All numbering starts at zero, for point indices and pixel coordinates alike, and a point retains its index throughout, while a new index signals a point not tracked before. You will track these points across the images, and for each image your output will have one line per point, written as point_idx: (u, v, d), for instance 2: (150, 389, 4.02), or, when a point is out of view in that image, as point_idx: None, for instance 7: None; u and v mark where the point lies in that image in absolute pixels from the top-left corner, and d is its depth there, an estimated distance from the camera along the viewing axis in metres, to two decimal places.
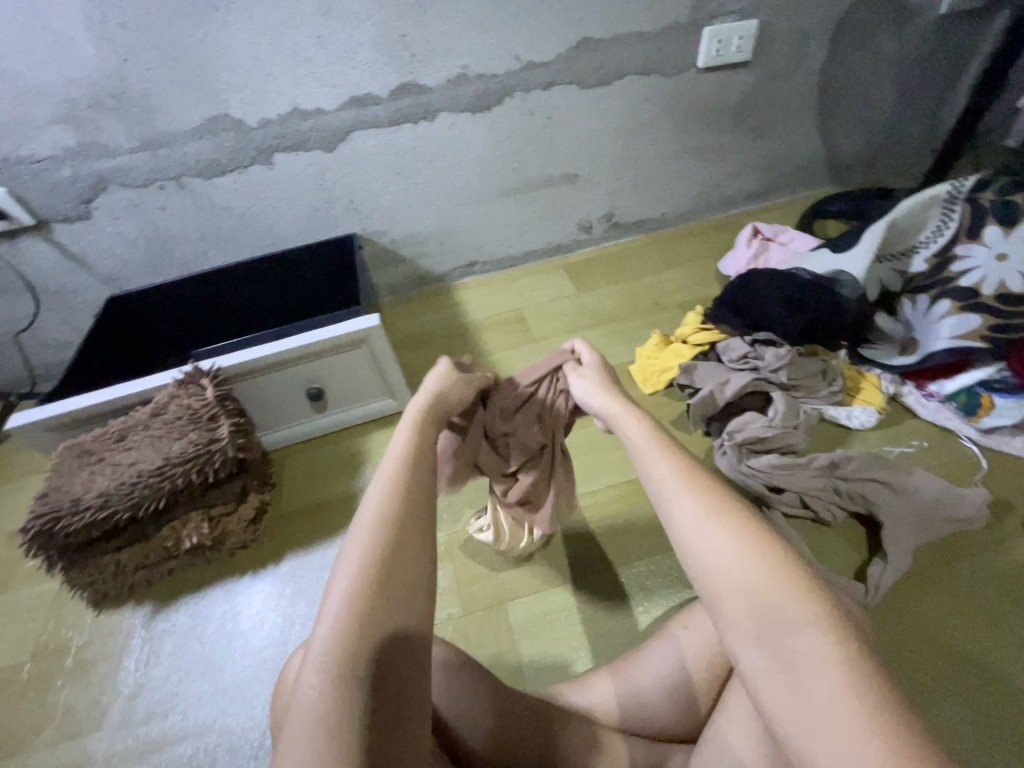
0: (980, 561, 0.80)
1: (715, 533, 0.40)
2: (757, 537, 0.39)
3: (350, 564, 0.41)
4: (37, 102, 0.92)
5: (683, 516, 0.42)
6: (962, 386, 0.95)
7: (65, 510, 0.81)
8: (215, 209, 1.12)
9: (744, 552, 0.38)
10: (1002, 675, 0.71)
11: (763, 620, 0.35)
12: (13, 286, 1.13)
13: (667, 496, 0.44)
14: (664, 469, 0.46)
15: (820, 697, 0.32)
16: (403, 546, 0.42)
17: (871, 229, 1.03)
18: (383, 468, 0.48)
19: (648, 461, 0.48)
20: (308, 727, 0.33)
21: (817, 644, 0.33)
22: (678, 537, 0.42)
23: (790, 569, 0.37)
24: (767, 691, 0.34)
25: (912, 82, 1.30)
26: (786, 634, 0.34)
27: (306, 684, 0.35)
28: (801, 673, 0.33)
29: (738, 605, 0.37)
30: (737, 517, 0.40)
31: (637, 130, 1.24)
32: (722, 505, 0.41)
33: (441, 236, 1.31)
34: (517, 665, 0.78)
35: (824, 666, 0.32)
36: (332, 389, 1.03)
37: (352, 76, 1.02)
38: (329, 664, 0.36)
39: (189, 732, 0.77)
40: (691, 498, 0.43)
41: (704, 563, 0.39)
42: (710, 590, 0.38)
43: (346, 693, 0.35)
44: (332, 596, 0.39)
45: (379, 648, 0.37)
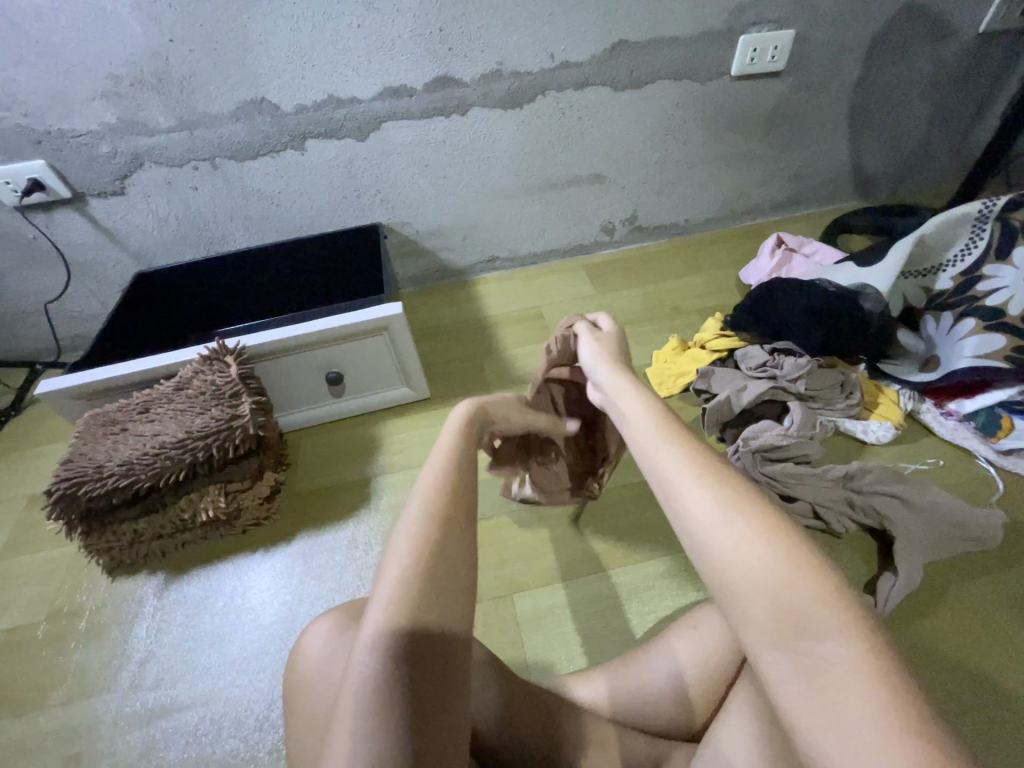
0: (993, 582, 0.80)
1: (735, 529, 0.38)
2: (781, 534, 0.37)
3: (397, 553, 0.42)
4: (82, 77, 0.94)
5: (700, 509, 0.40)
6: (982, 406, 0.94)
7: (89, 476, 0.84)
8: (246, 191, 1.14)
9: (766, 551, 0.36)
10: (1012, 697, 0.70)
11: (786, 621, 0.34)
12: (46, 257, 1.15)
13: (681, 487, 0.42)
14: (679, 456, 0.44)
15: (846, 703, 0.31)
16: (448, 538, 0.43)
17: (898, 245, 1.04)
18: (430, 465, 0.50)
19: (661, 449, 0.46)
20: (362, 704, 0.36)
21: (845, 652, 0.32)
22: (694, 531, 0.40)
23: (814, 571, 0.35)
24: (788, 693, 0.33)
25: (946, 100, 1.30)
26: (810, 640, 0.33)
27: (360, 662, 0.38)
28: (826, 682, 0.32)
29: (760, 607, 0.35)
30: (759, 514, 0.39)
31: (666, 135, 1.25)
32: (743, 496, 0.40)
33: (465, 231, 1.33)
34: (522, 656, 0.79)
35: (852, 675, 0.31)
36: (351, 375, 1.05)
37: (388, 66, 1.04)
38: (380, 644, 0.38)
39: (195, 701, 0.78)
40: (709, 491, 0.41)
41: (723, 560, 0.38)
42: (729, 589, 0.37)
43: (395, 675, 0.37)
44: (381, 583, 0.41)
45: (424, 636, 0.39)
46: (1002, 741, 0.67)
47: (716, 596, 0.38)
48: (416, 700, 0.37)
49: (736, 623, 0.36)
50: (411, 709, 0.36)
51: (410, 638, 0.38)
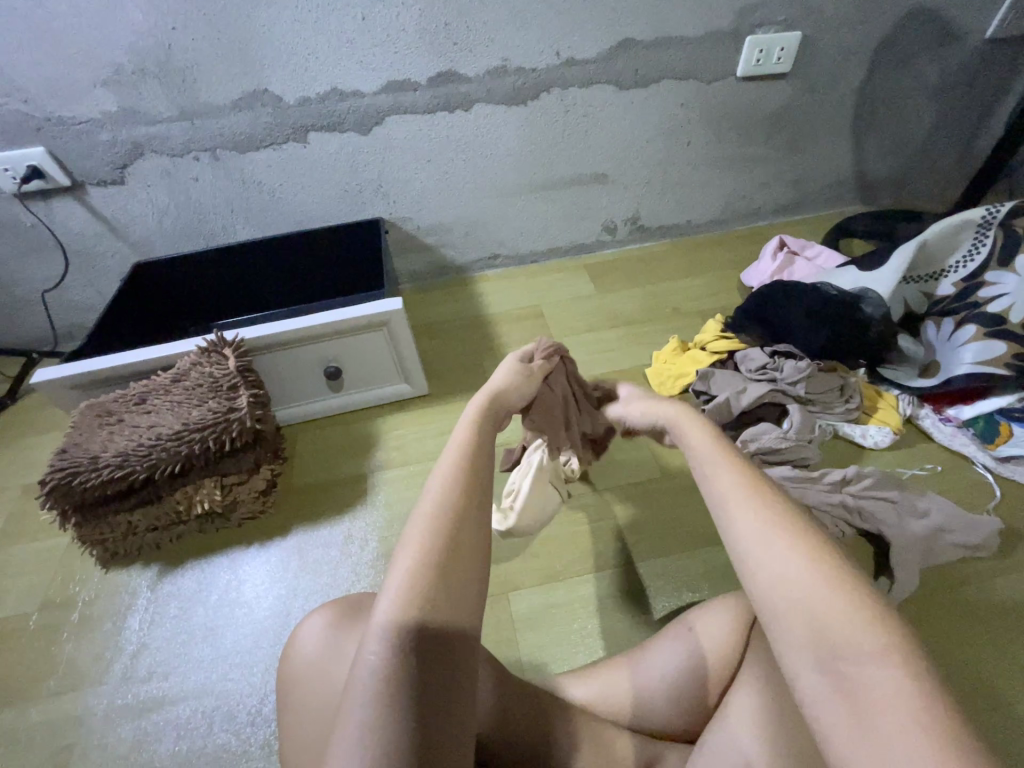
0: (988, 589, 0.80)
1: (781, 553, 0.40)
2: (828, 561, 0.39)
3: (411, 544, 0.42)
4: (84, 65, 0.93)
5: (746, 531, 0.42)
6: (980, 413, 0.95)
7: (84, 466, 0.83)
8: (247, 183, 1.14)
9: (813, 577, 0.38)
10: (1006, 703, 0.71)
11: (828, 646, 0.36)
12: (44, 245, 1.15)
13: (730, 509, 0.44)
14: (728, 480, 0.46)
15: (888, 725, 0.32)
16: (460, 531, 0.43)
17: (901, 249, 1.03)
18: (447, 454, 0.49)
19: (707, 471, 0.48)
20: (371, 692, 0.36)
21: (887, 677, 0.33)
22: (740, 551, 0.42)
23: (858, 598, 0.37)
24: (827, 715, 0.35)
25: (950, 106, 1.30)
26: (850, 663, 0.35)
27: (369, 652, 0.38)
28: (866, 704, 0.33)
29: (803, 631, 0.37)
30: (805, 540, 0.40)
31: (669, 135, 1.24)
32: (791, 523, 0.42)
33: (466, 227, 1.32)
34: (516, 654, 0.79)
35: (890, 699, 0.33)
36: (350, 369, 1.04)
37: (392, 60, 1.03)
38: (390, 634, 0.38)
39: (188, 694, 0.78)
40: (758, 514, 0.43)
41: (770, 583, 0.39)
42: (775, 610, 0.39)
43: (404, 668, 0.37)
44: (393, 575, 0.41)
45: (429, 630, 0.39)
46: (995, 746, 0.67)
47: (761, 619, 0.40)
48: (423, 696, 0.36)
49: (778, 643, 0.38)
50: (416, 705, 0.36)
51: (418, 632, 0.38)
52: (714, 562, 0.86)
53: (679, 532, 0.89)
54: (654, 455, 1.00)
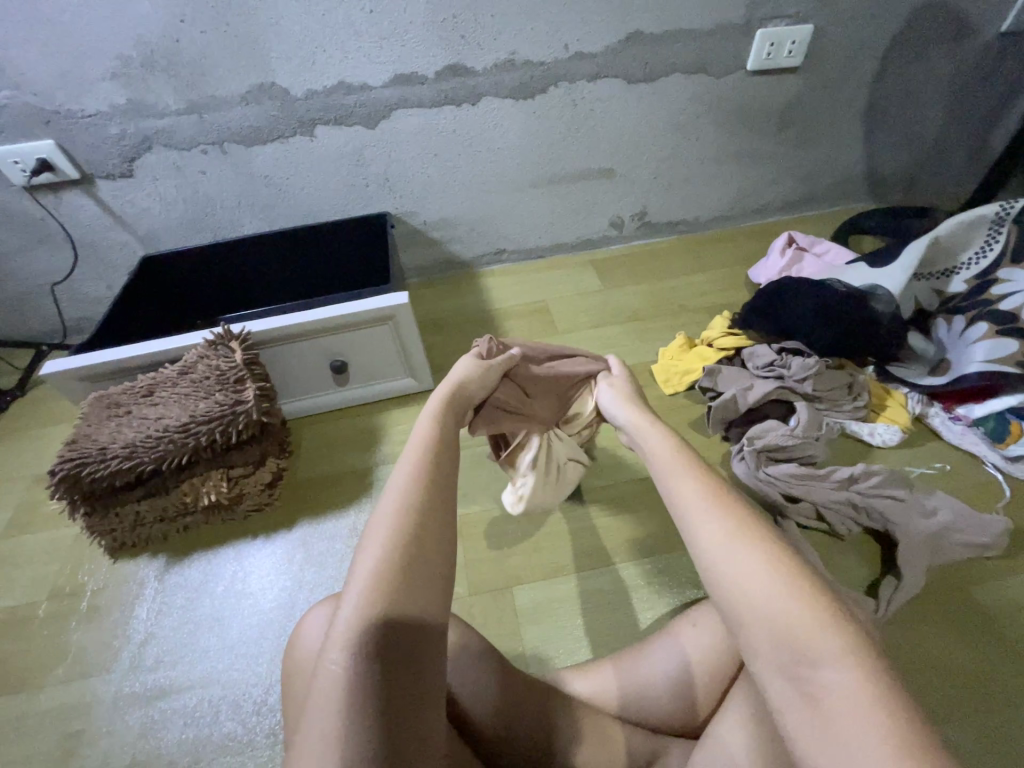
0: (995, 589, 0.79)
1: (737, 557, 0.40)
2: (783, 563, 0.39)
3: (373, 549, 0.41)
4: (93, 57, 0.93)
5: (706, 538, 0.43)
6: (991, 411, 0.93)
7: (93, 457, 0.84)
8: (254, 177, 1.14)
9: (765, 579, 0.39)
10: (1013, 703, 0.70)
11: (788, 647, 0.36)
12: (54, 237, 1.15)
13: (690, 517, 0.45)
14: (687, 485, 0.47)
15: (849, 727, 0.32)
16: (422, 533, 0.43)
17: (912, 245, 1.02)
18: (405, 457, 0.49)
19: (671, 479, 0.49)
20: (332, 701, 0.36)
21: (841, 678, 0.34)
22: (701, 557, 0.43)
23: (811, 599, 0.37)
24: (794, 718, 0.35)
25: (964, 100, 1.28)
26: (807, 667, 0.35)
27: (330, 662, 0.37)
28: (826, 707, 0.34)
29: (761, 636, 0.37)
30: (761, 543, 0.41)
31: (678, 130, 1.23)
32: (745, 526, 0.42)
33: (473, 222, 1.32)
34: (519, 648, 0.79)
35: (848, 702, 0.33)
36: (356, 363, 1.04)
37: (400, 53, 1.03)
38: (352, 641, 0.37)
39: (194, 683, 0.78)
40: (715, 519, 0.43)
41: (726, 589, 0.40)
42: (735, 616, 0.39)
43: (367, 673, 0.37)
44: (354, 581, 0.40)
45: (392, 634, 0.38)
46: (1001, 746, 0.67)
47: (724, 620, 0.41)
48: (387, 700, 0.36)
49: (744, 649, 0.39)
50: (384, 707, 0.36)
51: (383, 633, 0.38)
52: None
53: None
54: None
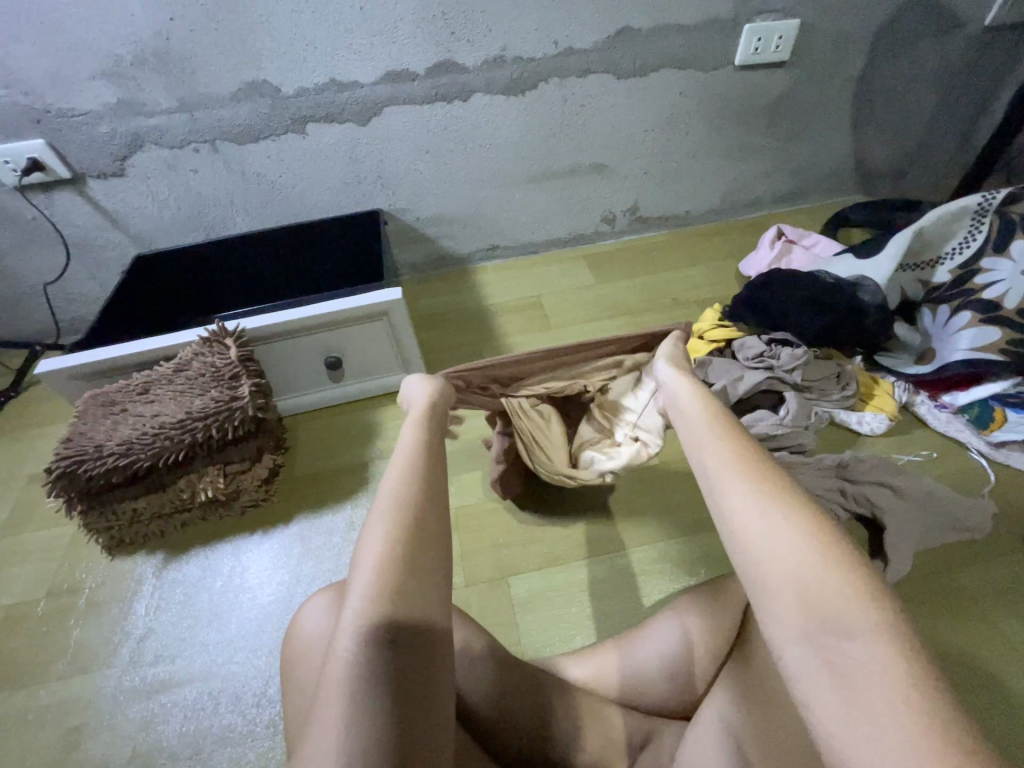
0: (980, 571, 0.81)
1: (771, 528, 0.39)
2: (821, 535, 0.38)
3: (376, 545, 0.41)
4: (82, 56, 0.93)
5: (737, 506, 0.41)
6: (975, 398, 0.95)
7: (89, 455, 0.84)
8: (247, 175, 1.14)
9: (802, 546, 0.37)
10: (998, 680, 0.72)
11: (817, 619, 0.35)
12: (46, 237, 1.15)
13: (722, 483, 0.43)
14: (723, 454, 0.45)
15: (875, 702, 0.31)
16: (425, 530, 0.43)
17: (897, 237, 1.04)
18: (397, 463, 0.49)
19: (704, 449, 0.47)
20: (346, 688, 0.37)
21: (872, 652, 0.33)
22: (730, 526, 0.41)
23: (851, 572, 0.36)
24: (813, 692, 0.34)
25: (950, 93, 1.29)
26: (836, 638, 0.34)
27: (341, 650, 0.38)
28: (852, 679, 0.33)
29: (790, 603, 0.36)
30: (798, 516, 0.39)
31: (669, 125, 1.24)
32: (783, 497, 0.40)
33: (466, 218, 1.32)
34: (515, 636, 0.80)
35: (877, 673, 0.32)
36: (351, 359, 1.05)
37: (391, 50, 1.03)
38: (365, 630, 0.38)
39: (194, 677, 0.79)
40: (747, 488, 0.41)
41: (752, 558, 0.39)
42: (762, 584, 0.38)
43: (375, 669, 0.37)
44: (358, 577, 0.40)
45: (399, 625, 0.39)
46: (986, 720, 0.69)
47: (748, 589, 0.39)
48: (398, 693, 0.37)
49: (763, 614, 0.37)
50: (392, 700, 0.37)
51: (391, 629, 0.38)
52: (712, 546, 0.87)
53: (677, 517, 0.91)
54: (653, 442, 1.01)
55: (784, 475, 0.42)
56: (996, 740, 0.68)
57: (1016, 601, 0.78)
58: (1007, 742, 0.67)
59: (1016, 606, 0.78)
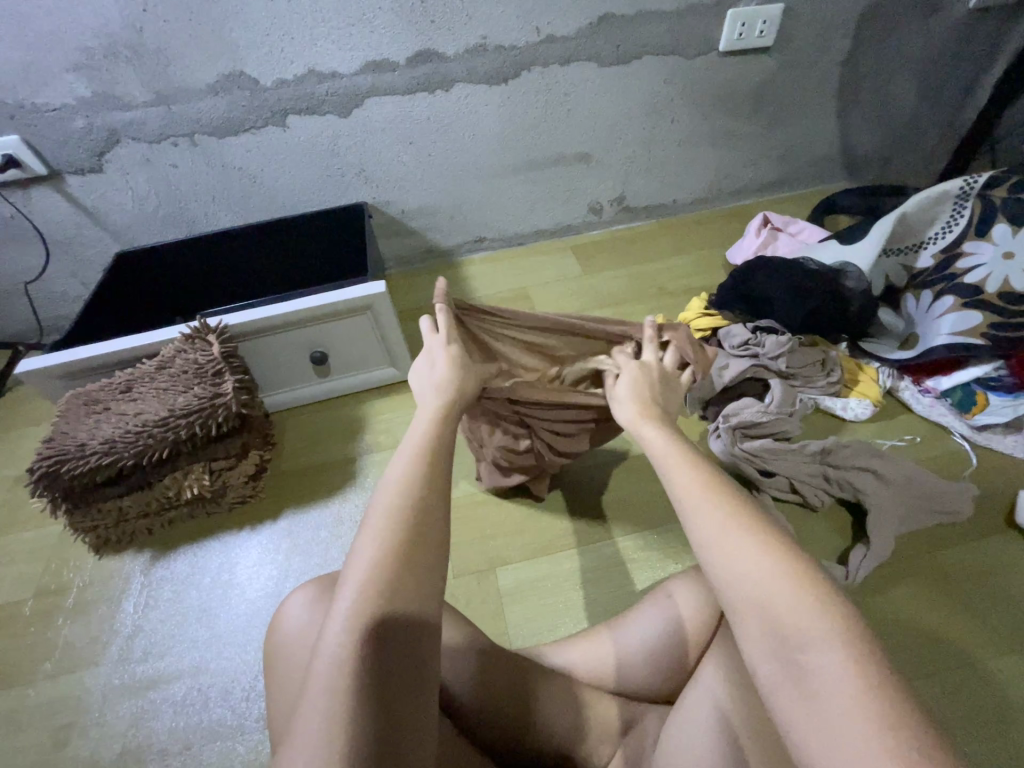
0: (963, 553, 0.82)
1: (730, 548, 0.38)
2: (779, 551, 0.37)
3: (374, 539, 0.40)
4: (54, 49, 0.92)
5: (700, 526, 0.40)
6: (957, 383, 0.96)
7: (71, 453, 0.84)
8: (227, 169, 1.13)
9: (763, 562, 0.36)
10: (976, 659, 0.73)
11: (779, 632, 0.34)
12: (23, 235, 1.14)
13: (687, 506, 0.42)
14: (688, 475, 0.44)
15: (838, 715, 0.30)
16: (422, 530, 0.41)
17: (880, 222, 1.04)
18: (400, 456, 0.47)
19: (670, 469, 0.46)
20: (337, 682, 0.35)
21: (829, 663, 0.32)
22: (699, 546, 0.40)
23: (806, 585, 0.35)
24: (782, 703, 0.33)
25: (935, 78, 1.29)
26: (796, 648, 0.33)
27: (332, 639, 0.36)
28: (812, 690, 0.32)
29: (756, 618, 0.35)
30: (758, 534, 0.38)
31: (654, 113, 1.23)
32: (743, 515, 0.40)
33: (451, 210, 1.31)
34: (503, 626, 0.81)
35: (832, 685, 0.31)
36: (336, 354, 1.04)
37: (370, 39, 1.02)
38: (358, 624, 0.37)
39: (184, 673, 0.79)
40: (716, 507, 0.41)
41: (718, 576, 0.38)
42: (729, 602, 0.37)
43: (362, 664, 0.36)
44: (351, 569, 0.39)
45: (390, 622, 0.37)
46: (964, 699, 0.70)
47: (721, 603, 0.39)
48: (385, 688, 0.36)
49: (733, 626, 0.37)
50: (382, 691, 0.36)
51: (384, 623, 0.37)
52: None
53: (663, 506, 0.91)
54: None
55: (746, 497, 0.42)
56: (977, 718, 0.69)
57: (995, 582, 0.79)
58: (985, 719, 0.69)
59: (997, 586, 0.79)
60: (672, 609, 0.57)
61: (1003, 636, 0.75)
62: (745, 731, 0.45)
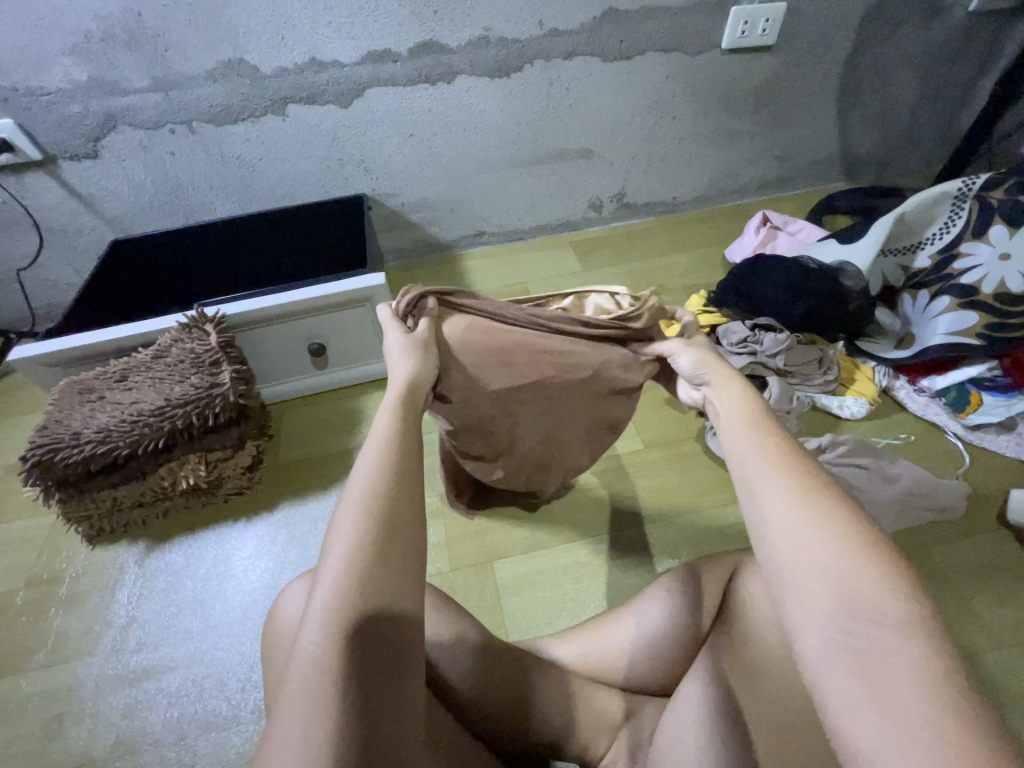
0: (955, 549, 0.83)
1: (804, 522, 0.36)
2: (855, 531, 0.35)
3: (348, 532, 0.38)
4: (50, 30, 0.90)
5: (772, 497, 0.39)
6: (952, 383, 0.97)
7: (66, 442, 0.83)
8: (225, 157, 1.12)
9: (837, 542, 0.35)
10: (968, 653, 0.74)
11: (846, 606, 0.33)
12: (17, 222, 1.12)
13: (756, 478, 0.41)
14: (761, 448, 0.42)
15: (902, 695, 0.29)
16: (396, 523, 0.39)
17: (880, 222, 1.05)
18: (370, 444, 0.44)
19: (742, 440, 0.44)
20: (316, 683, 0.33)
21: (900, 643, 0.31)
22: (764, 519, 0.38)
23: (878, 561, 0.34)
24: (830, 680, 0.31)
25: (934, 81, 1.30)
26: (864, 624, 0.32)
27: (307, 642, 0.34)
28: (873, 667, 0.30)
29: (820, 590, 0.34)
30: (831, 509, 0.37)
31: (656, 109, 1.23)
32: (815, 492, 0.38)
33: (452, 203, 1.31)
34: (500, 618, 0.81)
35: (893, 663, 0.30)
36: (333, 346, 1.04)
37: (372, 29, 1.01)
38: (332, 621, 0.35)
39: (178, 664, 0.79)
40: (787, 483, 0.39)
41: (784, 548, 0.36)
42: (788, 573, 0.36)
43: (342, 659, 0.34)
44: (325, 567, 0.37)
45: (369, 615, 0.36)
46: None
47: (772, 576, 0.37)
48: (364, 683, 0.34)
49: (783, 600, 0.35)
50: (359, 686, 0.34)
51: (370, 616, 0.36)
52: (695, 529, 0.88)
53: (662, 500, 0.92)
54: (638, 426, 1.02)
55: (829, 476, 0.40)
56: None
57: (986, 578, 0.80)
58: None
59: (989, 582, 0.80)
60: (669, 603, 0.58)
61: (995, 631, 0.76)
62: (745, 720, 0.45)
